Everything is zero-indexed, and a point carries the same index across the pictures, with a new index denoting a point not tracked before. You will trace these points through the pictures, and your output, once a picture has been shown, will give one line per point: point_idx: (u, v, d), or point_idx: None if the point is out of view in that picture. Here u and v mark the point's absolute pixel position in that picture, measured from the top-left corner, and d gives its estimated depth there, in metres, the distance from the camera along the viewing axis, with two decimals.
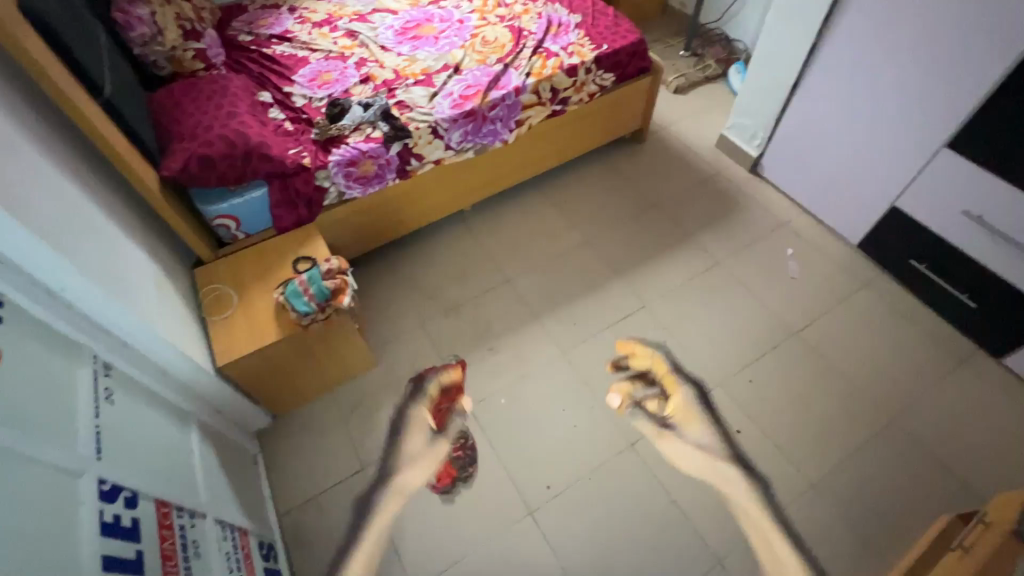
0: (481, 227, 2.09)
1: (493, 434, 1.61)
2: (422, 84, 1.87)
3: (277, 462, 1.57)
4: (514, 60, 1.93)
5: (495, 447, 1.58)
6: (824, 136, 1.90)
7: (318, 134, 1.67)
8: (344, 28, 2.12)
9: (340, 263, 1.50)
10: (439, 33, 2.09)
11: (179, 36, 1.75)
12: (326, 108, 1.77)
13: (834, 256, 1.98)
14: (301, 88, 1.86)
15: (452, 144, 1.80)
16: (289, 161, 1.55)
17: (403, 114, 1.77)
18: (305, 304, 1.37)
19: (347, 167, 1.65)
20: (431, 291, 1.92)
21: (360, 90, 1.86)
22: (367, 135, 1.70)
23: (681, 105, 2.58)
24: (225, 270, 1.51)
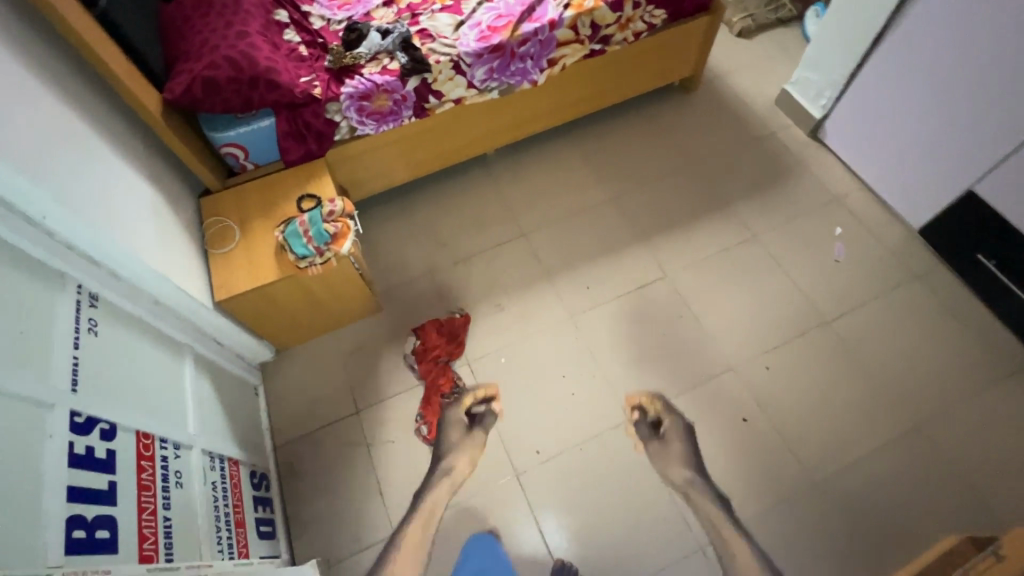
0: (502, 175, 1.97)
1: (490, 393, 1.58)
2: (449, 11, 1.70)
3: (277, 395, 1.60)
4: None
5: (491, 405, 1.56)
6: (903, 102, 1.66)
7: (332, 62, 1.57)
8: None
9: (344, 205, 1.45)
10: None
11: None
12: (344, 32, 1.65)
13: (889, 240, 1.78)
14: (320, 8, 1.73)
15: (475, 82, 1.66)
16: (298, 90, 1.47)
17: (424, 44, 1.62)
18: (303, 248, 1.34)
19: (360, 100, 1.55)
20: (444, 239, 1.85)
21: (382, 15, 1.71)
22: (383, 66, 1.58)
23: (743, 50, 2.29)
24: (231, 203, 1.48)
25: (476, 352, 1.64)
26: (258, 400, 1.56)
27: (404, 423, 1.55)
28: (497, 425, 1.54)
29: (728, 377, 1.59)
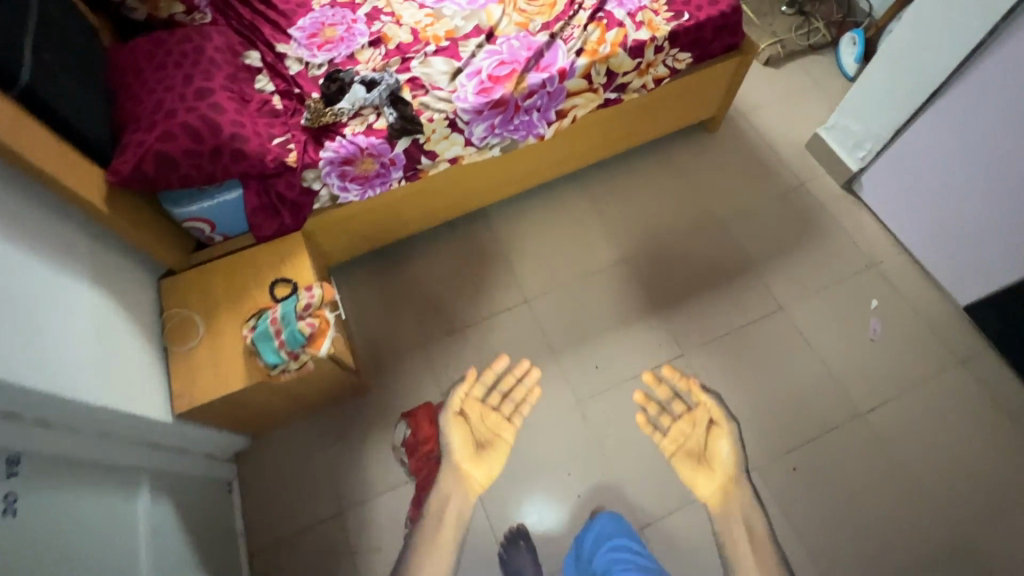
0: (502, 230, 1.79)
1: (525, 389, 1.56)
2: (445, 54, 1.49)
3: (252, 491, 1.45)
4: (563, 28, 1.51)
5: (528, 404, 1.54)
6: (959, 167, 1.48)
7: (310, 120, 1.37)
8: None
9: (323, 293, 1.27)
10: None
11: None
12: (324, 81, 1.44)
13: (931, 317, 1.61)
14: (297, 46, 1.53)
15: (474, 140, 1.46)
16: (269, 158, 1.28)
17: (416, 97, 1.42)
18: (274, 355, 1.18)
19: (341, 166, 1.36)
20: (439, 306, 1.69)
21: (368, 56, 1.51)
22: (368, 125, 1.38)
23: (770, 82, 2.08)
24: (195, 288, 1.30)
25: (475, 366, 1.60)
26: (230, 500, 1.41)
27: (392, 524, 1.41)
28: (494, 529, 1.40)
29: (748, 522, 1.38)
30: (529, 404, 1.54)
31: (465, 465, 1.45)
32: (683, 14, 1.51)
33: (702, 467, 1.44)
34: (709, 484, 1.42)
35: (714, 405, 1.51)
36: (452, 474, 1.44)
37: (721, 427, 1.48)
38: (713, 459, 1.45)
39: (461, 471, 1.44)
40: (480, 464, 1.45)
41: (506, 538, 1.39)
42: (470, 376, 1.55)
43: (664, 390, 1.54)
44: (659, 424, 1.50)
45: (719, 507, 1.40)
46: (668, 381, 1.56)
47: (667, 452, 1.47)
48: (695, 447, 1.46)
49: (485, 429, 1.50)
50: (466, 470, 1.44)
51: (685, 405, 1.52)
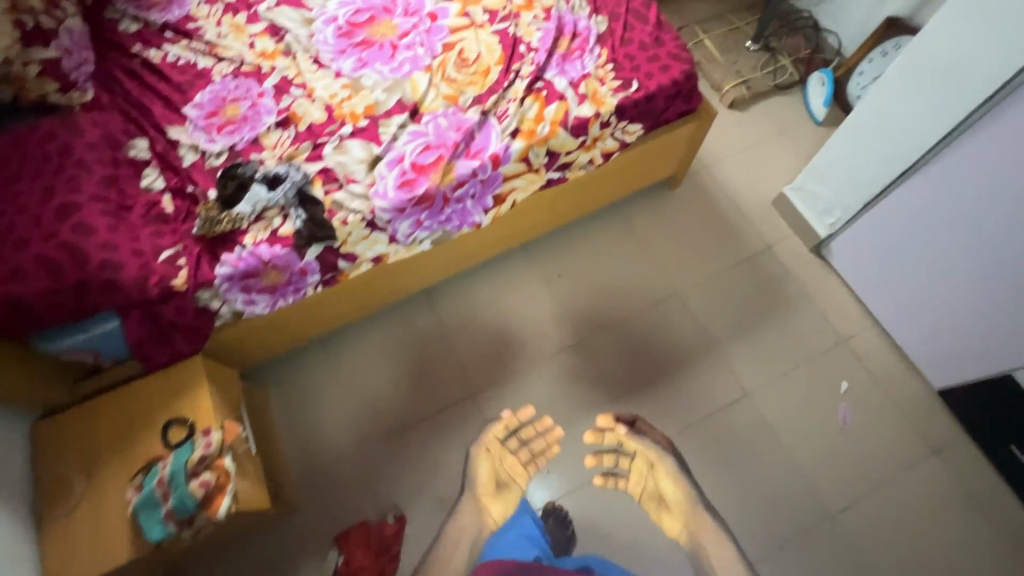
0: (447, 313, 1.63)
1: (545, 441, 1.49)
2: (363, 137, 1.31)
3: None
4: (496, 103, 1.34)
5: (547, 454, 1.48)
6: (933, 248, 1.36)
7: (203, 228, 1.19)
8: (267, 19, 1.49)
9: (222, 439, 1.11)
10: (401, 38, 1.45)
11: (18, 45, 1.28)
12: (221, 176, 1.25)
13: (904, 400, 1.50)
14: (194, 129, 1.33)
15: (399, 237, 1.29)
16: (150, 284, 1.10)
17: (328, 193, 1.24)
18: (160, 529, 1.03)
19: (243, 280, 1.19)
20: (377, 405, 1.53)
21: (275, 140, 1.32)
22: (273, 231, 1.20)
23: (735, 129, 1.93)
24: (73, 437, 1.12)
25: (507, 407, 1.53)
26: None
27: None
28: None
29: None
30: (546, 458, 1.48)
31: (482, 505, 1.44)
32: (631, 83, 1.35)
33: (664, 507, 1.43)
34: (673, 522, 1.41)
35: (647, 449, 1.48)
36: (469, 510, 1.44)
37: (662, 466, 1.47)
38: (667, 499, 1.44)
39: (479, 509, 1.44)
40: (497, 506, 1.44)
41: None
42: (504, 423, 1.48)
43: (615, 439, 1.49)
44: (619, 471, 1.46)
45: (687, 542, 1.39)
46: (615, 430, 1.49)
47: (635, 496, 1.44)
48: (653, 490, 1.45)
49: (507, 469, 1.47)
50: (483, 509, 1.44)
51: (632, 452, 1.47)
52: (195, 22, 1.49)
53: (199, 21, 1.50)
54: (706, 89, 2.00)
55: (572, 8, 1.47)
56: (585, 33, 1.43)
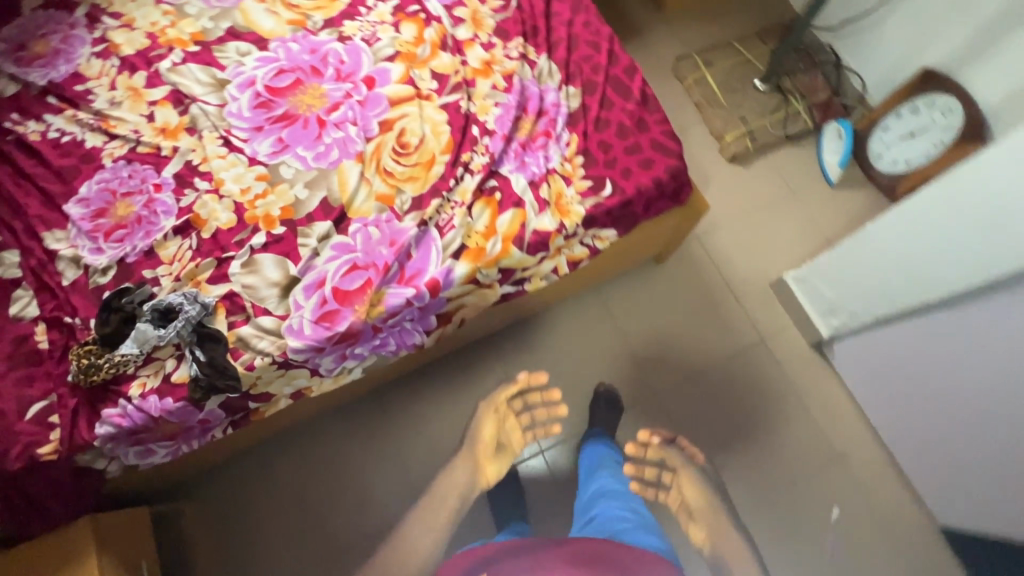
0: (398, 417, 1.44)
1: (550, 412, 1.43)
2: (277, 250, 1.09)
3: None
4: (439, 208, 1.10)
5: (546, 427, 1.43)
6: (951, 390, 1.16)
7: (76, 378, 0.98)
8: (169, 81, 1.22)
9: None
10: (330, 110, 1.19)
11: None
12: (102, 304, 1.04)
13: (901, 532, 1.35)
14: (76, 234, 1.10)
15: (322, 371, 1.09)
16: (13, 456, 0.94)
17: (233, 327, 1.04)
18: None
19: (131, 436, 1.01)
20: (318, 526, 1.36)
21: (173, 252, 1.10)
22: (164, 378, 1.01)
23: (737, 188, 1.67)
24: None
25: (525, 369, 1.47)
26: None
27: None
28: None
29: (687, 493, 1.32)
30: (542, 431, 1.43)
31: (477, 462, 1.35)
32: (604, 184, 1.11)
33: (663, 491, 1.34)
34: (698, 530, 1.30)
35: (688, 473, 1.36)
36: (461, 466, 1.36)
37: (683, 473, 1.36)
38: (691, 507, 1.32)
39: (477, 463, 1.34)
40: (493, 466, 1.35)
41: None
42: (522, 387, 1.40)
43: (655, 454, 1.39)
44: (662, 483, 1.35)
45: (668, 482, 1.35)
46: (664, 442, 1.40)
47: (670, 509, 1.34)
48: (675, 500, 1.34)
49: (509, 436, 1.38)
50: (480, 465, 1.34)
51: (681, 454, 1.39)
52: (83, 82, 1.23)
53: (89, 81, 1.23)
54: (707, 136, 1.72)
55: (539, 76, 1.20)
56: (552, 112, 1.17)
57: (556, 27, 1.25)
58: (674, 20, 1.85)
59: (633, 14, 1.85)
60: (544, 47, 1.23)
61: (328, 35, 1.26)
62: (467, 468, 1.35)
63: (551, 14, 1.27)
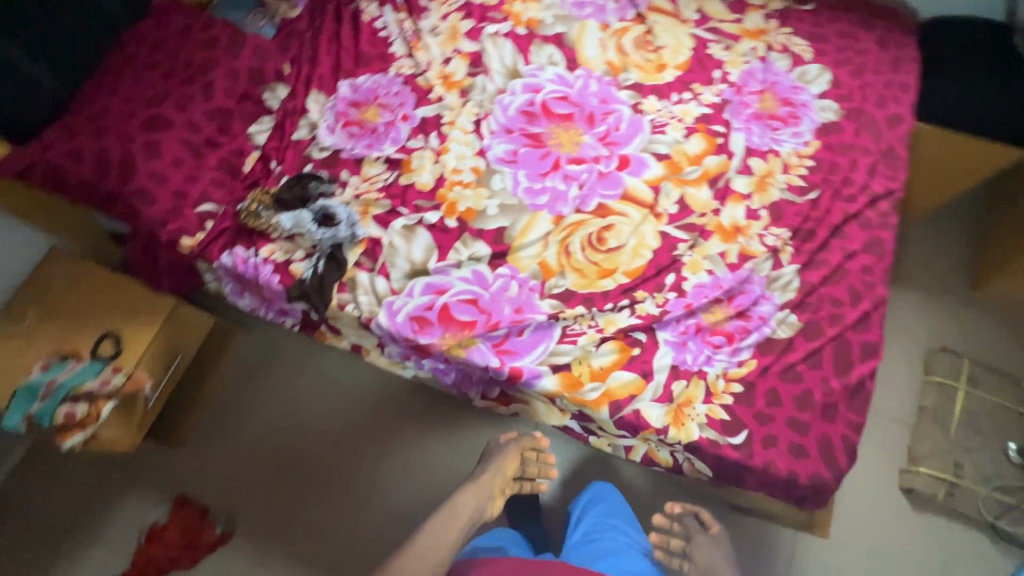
0: (413, 415, 1.45)
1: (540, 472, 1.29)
2: (436, 237, 1.13)
3: (27, 463, 1.46)
4: (578, 317, 1.04)
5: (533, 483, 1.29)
6: None
7: (241, 211, 1.14)
8: (482, 44, 1.30)
9: (119, 386, 1.15)
10: (571, 161, 1.17)
11: None
12: (299, 174, 1.18)
13: None
14: (330, 107, 1.25)
15: (387, 351, 1.13)
16: (164, 229, 1.10)
17: (356, 266, 1.11)
18: (13, 421, 1.09)
19: (237, 277, 1.15)
20: (295, 429, 1.46)
21: (372, 174, 1.19)
22: (287, 260, 1.12)
23: (888, 522, 1.34)
24: (60, 283, 1.24)
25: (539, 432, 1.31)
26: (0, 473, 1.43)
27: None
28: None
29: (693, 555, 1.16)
30: (532, 488, 1.28)
31: (492, 491, 1.19)
32: (737, 430, 0.96)
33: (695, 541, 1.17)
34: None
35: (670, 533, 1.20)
36: (476, 488, 1.17)
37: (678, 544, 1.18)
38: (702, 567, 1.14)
39: (492, 491, 1.17)
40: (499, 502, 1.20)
41: None
42: (537, 441, 1.26)
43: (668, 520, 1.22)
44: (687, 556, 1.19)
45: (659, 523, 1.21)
46: (685, 512, 1.21)
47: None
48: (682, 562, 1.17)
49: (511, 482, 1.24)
50: (491, 495, 1.18)
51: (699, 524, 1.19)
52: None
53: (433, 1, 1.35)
54: (903, 444, 1.39)
55: (772, 280, 1.05)
56: (751, 324, 1.02)
57: (832, 248, 1.07)
58: (976, 309, 1.49)
59: (937, 269, 1.53)
60: (803, 258, 1.06)
61: (627, 97, 1.23)
62: (477, 496, 1.16)
63: (840, 232, 1.09)
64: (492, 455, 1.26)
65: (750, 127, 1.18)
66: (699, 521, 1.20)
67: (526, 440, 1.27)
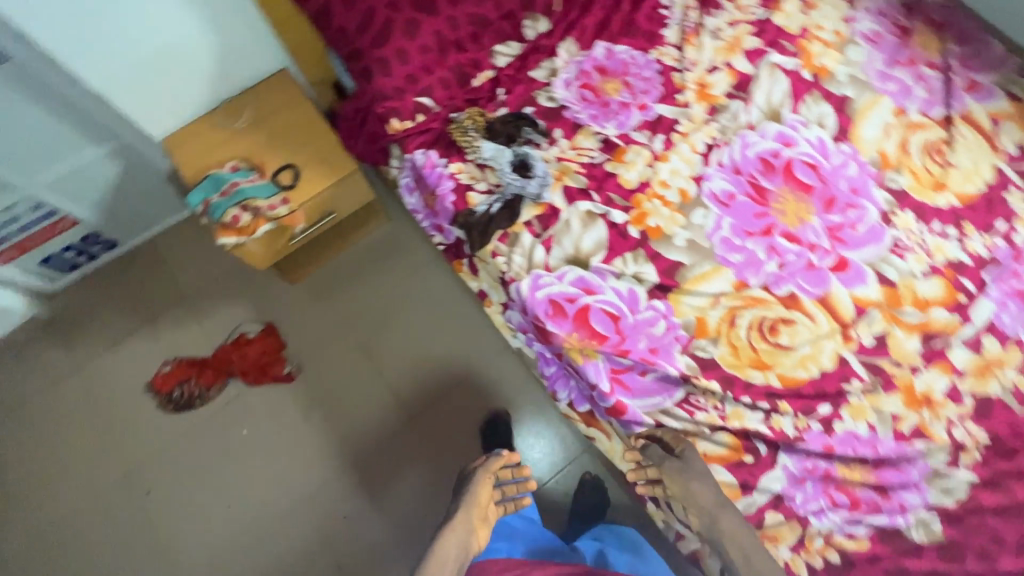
0: (492, 367, 1.52)
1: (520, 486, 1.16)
2: (611, 237, 1.07)
3: (180, 229, 1.66)
4: (707, 391, 0.97)
5: (518, 502, 1.15)
6: None
7: (453, 122, 1.14)
8: (758, 70, 1.18)
9: (281, 216, 1.23)
10: (785, 235, 1.06)
11: None
12: (518, 113, 1.15)
13: None
14: (578, 61, 1.20)
15: (508, 313, 1.12)
16: (383, 103, 1.13)
17: (524, 224, 1.09)
18: (195, 199, 1.21)
19: (418, 177, 1.17)
20: (389, 322, 1.57)
21: (583, 145, 1.14)
22: (468, 185, 1.12)
23: None
24: (277, 104, 1.34)
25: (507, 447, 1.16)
26: (159, 224, 1.64)
27: (147, 370, 1.53)
28: (153, 460, 1.47)
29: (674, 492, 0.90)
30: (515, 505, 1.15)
31: (472, 526, 1.03)
32: None
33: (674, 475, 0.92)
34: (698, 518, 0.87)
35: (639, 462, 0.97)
36: (456, 531, 1.01)
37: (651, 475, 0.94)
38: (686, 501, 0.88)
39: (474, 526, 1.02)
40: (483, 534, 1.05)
41: (172, 451, 1.47)
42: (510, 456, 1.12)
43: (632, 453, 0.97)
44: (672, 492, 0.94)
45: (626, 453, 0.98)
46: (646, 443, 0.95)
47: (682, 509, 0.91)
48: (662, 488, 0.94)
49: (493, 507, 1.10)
50: (473, 530, 1.03)
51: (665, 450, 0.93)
52: None
53: (730, 2, 1.24)
54: None
55: (937, 474, 0.90)
56: (886, 504, 0.89)
57: None
58: None
59: None
60: (986, 473, 0.90)
61: (882, 199, 1.07)
62: (460, 533, 1.01)
63: None
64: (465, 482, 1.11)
65: (1007, 302, 0.99)
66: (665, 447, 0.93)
67: (496, 461, 1.11)
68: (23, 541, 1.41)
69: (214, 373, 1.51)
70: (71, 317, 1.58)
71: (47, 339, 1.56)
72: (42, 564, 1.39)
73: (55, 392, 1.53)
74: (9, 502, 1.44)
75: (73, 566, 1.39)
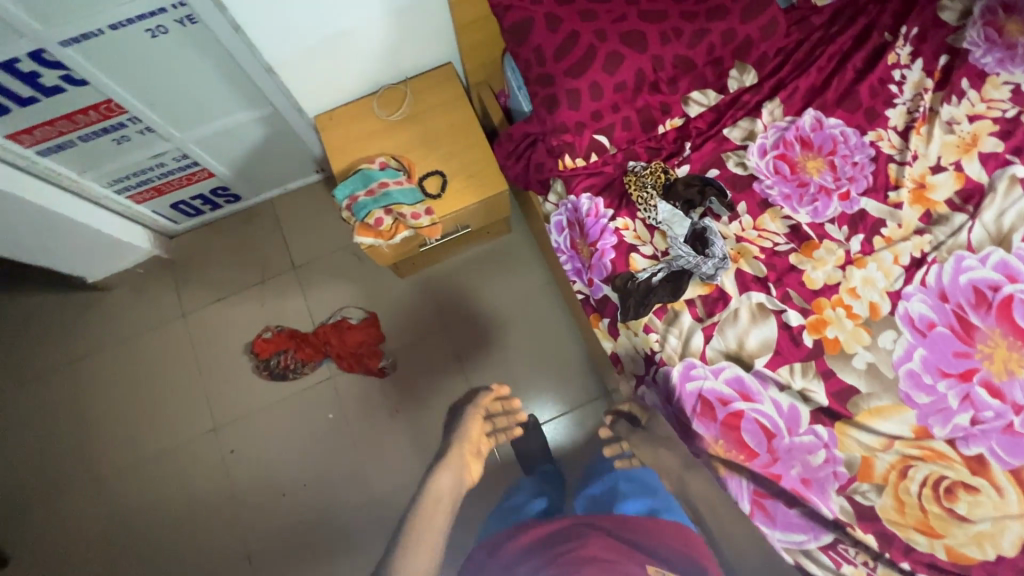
0: (586, 413, 1.45)
1: (512, 419, 1.40)
2: (782, 341, 0.96)
3: (303, 196, 1.65)
4: (859, 544, 0.89)
5: (507, 431, 1.39)
6: None
7: (629, 171, 1.05)
8: (995, 179, 1.00)
9: (421, 226, 1.17)
10: (987, 386, 0.91)
11: None
12: (704, 176, 1.04)
13: None
14: (780, 128, 1.07)
15: (644, 387, 1.06)
16: (561, 136, 1.04)
17: (687, 303, 0.99)
18: (343, 194, 1.17)
19: (576, 221, 1.09)
20: (490, 338, 1.52)
21: (768, 227, 1.02)
22: (632, 246, 1.03)
23: None
24: (437, 102, 1.26)
25: (483, 387, 1.47)
26: (283, 186, 1.62)
27: (249, 331, 1.55)
28: (239, 420, 1.50)
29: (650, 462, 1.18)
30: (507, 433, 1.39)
31: (465, 460, 1.32)
32: None
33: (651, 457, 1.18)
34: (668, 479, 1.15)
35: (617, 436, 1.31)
36: (448, 463, 1.31)
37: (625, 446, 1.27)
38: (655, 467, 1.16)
39: (463, 459, 1.31)
40: (474, 465, 1.33)
41: (260, 416, 1.49)
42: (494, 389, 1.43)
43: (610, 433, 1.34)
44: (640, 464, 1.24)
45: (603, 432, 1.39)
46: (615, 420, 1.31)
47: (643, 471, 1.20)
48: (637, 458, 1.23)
49: (489, 440, 1.38)
50: (466, 463, 1.31)
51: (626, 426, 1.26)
52: (972, 85, 1.06)
53: (975, 91, 1.06)
54: None
55: None
56: None
57: None
58: None
59: None
60: None
61: None
62: (454, 468, 1.29)
63: None
64: (456, 420, 1.43)
65: None
66: (630, 421, 1.25)
67: (482, 397, 1.43)
68: (112, 468, 1.47)
69: (311, 351, 1.50)
70: (189, 261, 1.61)
71: (164, 278, 1.60)
72: (124, 496, 1.45)
73: (161, 331, 1.57)
74: (106, 428, 1.50)
75: (152, 505, 1.44)
